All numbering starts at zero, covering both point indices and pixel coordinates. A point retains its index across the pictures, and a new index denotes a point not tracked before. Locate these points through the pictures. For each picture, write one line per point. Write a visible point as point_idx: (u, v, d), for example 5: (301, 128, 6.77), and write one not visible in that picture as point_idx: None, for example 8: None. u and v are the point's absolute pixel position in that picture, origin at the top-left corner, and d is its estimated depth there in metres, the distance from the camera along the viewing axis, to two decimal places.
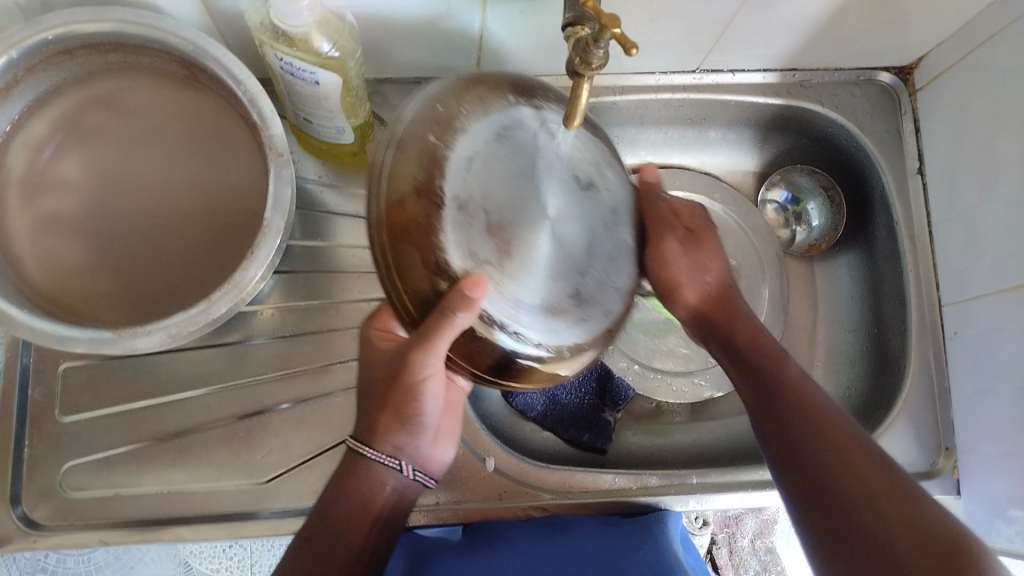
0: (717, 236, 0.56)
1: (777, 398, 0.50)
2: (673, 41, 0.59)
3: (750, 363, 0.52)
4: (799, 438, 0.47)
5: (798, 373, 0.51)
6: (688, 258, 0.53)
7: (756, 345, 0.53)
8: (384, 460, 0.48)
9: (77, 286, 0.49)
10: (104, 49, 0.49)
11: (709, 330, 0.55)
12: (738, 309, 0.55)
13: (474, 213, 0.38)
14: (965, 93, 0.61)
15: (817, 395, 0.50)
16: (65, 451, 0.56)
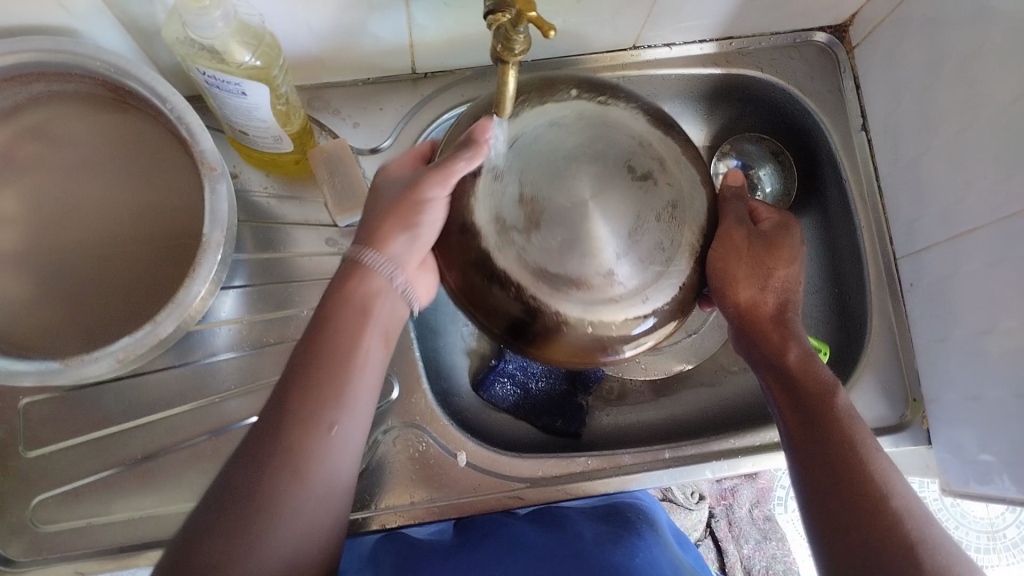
0: (789, 242, 0.56)
1: (813, 430, 0.47)
2: (604, 19, 0.59)
3: (790, 387, 0.50)
4: (830, 473, 0.45)
5: (843, 405, 0.48)
6: (749, 259, 0.51)
7: (807, 371, 0.50)
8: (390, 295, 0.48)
9: (22, 321, 0.49)
10: (26, 79, 0.49)
11: (755, 342, 0.53)
12: (793, 324, 0.53)
13: (505, 179, 0.44)
14: (899, 44, 0.61)
15: (861, 431, 0.47)
16: (33, 486, 0.56)
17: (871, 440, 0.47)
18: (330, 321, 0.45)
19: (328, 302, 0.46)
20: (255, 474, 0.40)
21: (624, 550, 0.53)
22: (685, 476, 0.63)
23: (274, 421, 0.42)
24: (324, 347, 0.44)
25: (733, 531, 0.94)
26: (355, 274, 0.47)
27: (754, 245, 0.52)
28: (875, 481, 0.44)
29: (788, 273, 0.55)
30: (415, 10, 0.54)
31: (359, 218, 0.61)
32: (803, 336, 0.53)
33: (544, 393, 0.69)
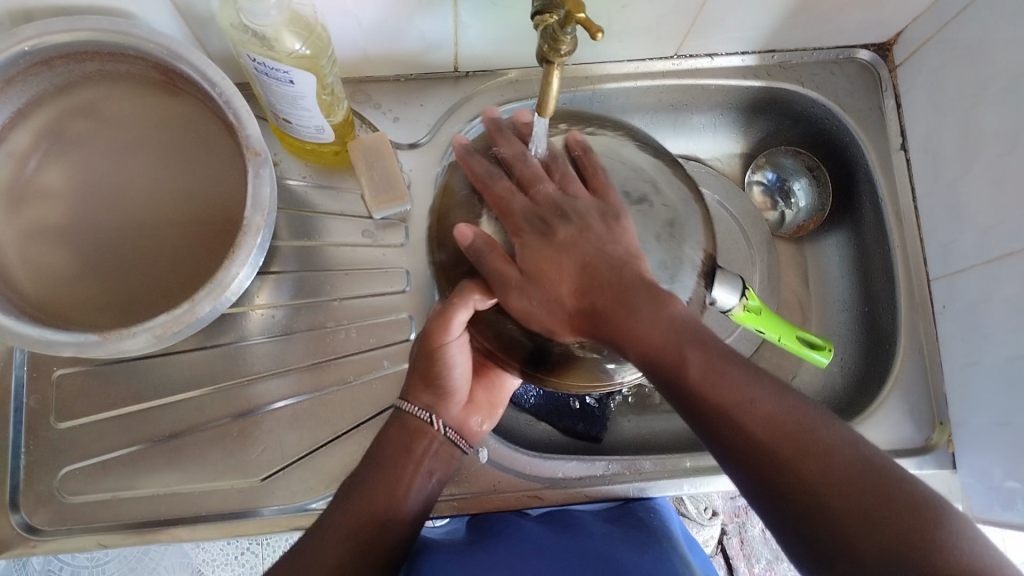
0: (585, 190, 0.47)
1: (681, 399, 0.41)
2: (647, 27, 0.60)
3: (642, 360, 0.41)
4: (709, 430, 0.40)
5: (700, 371, 0.40)
6: (530, 279, 0.43)
7: (654, 347, 0.41)
8: (418, 413, 0.53)
9: (64, 294, 0.50)
10: (80, 58, 0.50)
11: (609, 321, 0.42)
12: (636, 287, 0.42)
13: (505, 218, 0.46)
14: (942, 65, 0.61)
15: (725, 386, 0.40)
16: (62, 457, 0.57)
17: (743, 392, 0.40)
18: (381, 444, 0.53)
19: (377, 444, 0.53)
20: (345, 507, 0.49)
21: (632, 546, 0.56)
22: (705, 486, 0.62)
23: (347, 487, 0.51)
24: (385, 448, 0.52)
25: (745, 550, 0.93)
26: (401, 421, 0.53)
27: (547, 237, 0.44)
28: (780, 449, 0.38)
29: (561, 299, 0.43)
30: (462, 7, 0.54)
31: (395, 211, 0.62)
32: (646, 304, 0.41)
33: (567, 397, 0.69)
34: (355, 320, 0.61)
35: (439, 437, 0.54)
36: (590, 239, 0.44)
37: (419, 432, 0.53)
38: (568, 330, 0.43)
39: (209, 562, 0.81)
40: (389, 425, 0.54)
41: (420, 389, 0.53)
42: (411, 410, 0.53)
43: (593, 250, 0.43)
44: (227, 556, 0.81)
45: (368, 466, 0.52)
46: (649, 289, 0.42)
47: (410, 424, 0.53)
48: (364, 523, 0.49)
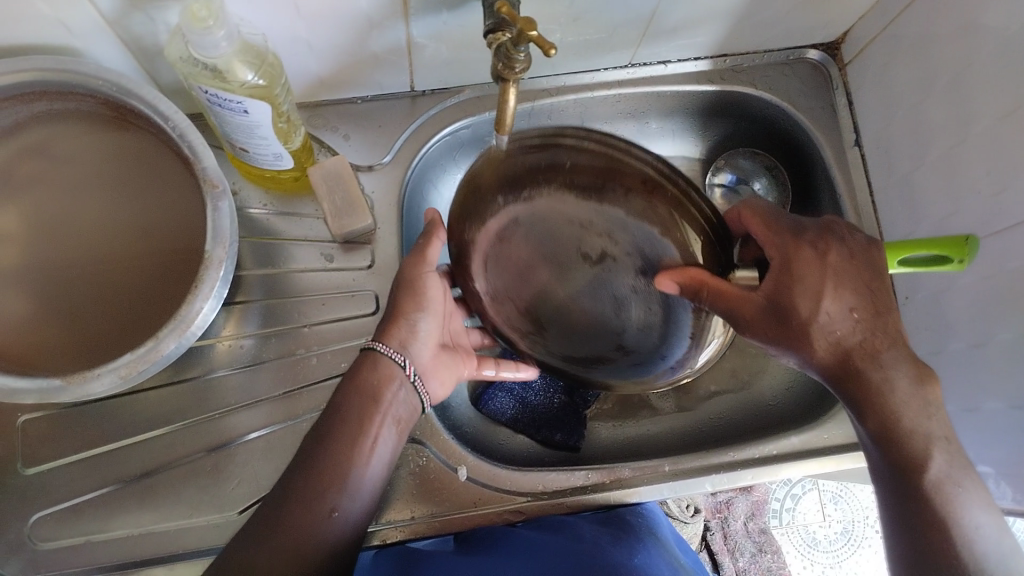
0: (812, 271, 0.48)
1: (899, 487, 0.47)
2: (601, 38, 0.60)
3: (887, 444, 0.47)
4: (910, 517, 0.46)
5: (938, 474, 0.46)
6: (781, 335, 0.48)
7: (892, 433, 0.47)
8: (391, 353, 0.53)
9: (25, 339, 0.49)
10: (28, 99, 0.49)
11: (850, 394, 0.48)
12: (859, 353, 0.48)
13: (504, 300, 0.55)
14: (890, 62, 0.62)
15: (960, 506, 0.45)
16: (31, 504, 0.56)
17: (963, 511, 0.45)
18: (349, 394, 0.51)
19: (345, 392, 0.51)
20: (312, 467, 0.49)
21: (623, 549, 0.55)
22: (686, 489, 0.63)
23: (315, 438, 0.50)
24: (351, 404, 0.51)
25: (729, 545, 0.94)
26: (374, 367, 0.52)
27: (788, 281, 0.48)
28: (963, 559, 0.44)
29: (836, 311, 0.48)
30: (414, 29, 0.54)
31: (357, 234, 0.62)
32: (892, 377, 0.47)
33: (543, 408, 0.70)
34: (325, 345, 0.61)
35: (406, 382, 0.53)
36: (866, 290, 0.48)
37: (387, 378, 0.52)
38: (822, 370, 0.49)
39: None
40: (358, 369, 0.52)
41: (389, 329, 0.53)
42: (384, 352, 0.53)
43: (846, 305, 0.48)
44: None
45: (335, 419, 0.50)
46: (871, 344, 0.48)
47: (381, 368, 0.52)
48: (329, 486, 0.48)
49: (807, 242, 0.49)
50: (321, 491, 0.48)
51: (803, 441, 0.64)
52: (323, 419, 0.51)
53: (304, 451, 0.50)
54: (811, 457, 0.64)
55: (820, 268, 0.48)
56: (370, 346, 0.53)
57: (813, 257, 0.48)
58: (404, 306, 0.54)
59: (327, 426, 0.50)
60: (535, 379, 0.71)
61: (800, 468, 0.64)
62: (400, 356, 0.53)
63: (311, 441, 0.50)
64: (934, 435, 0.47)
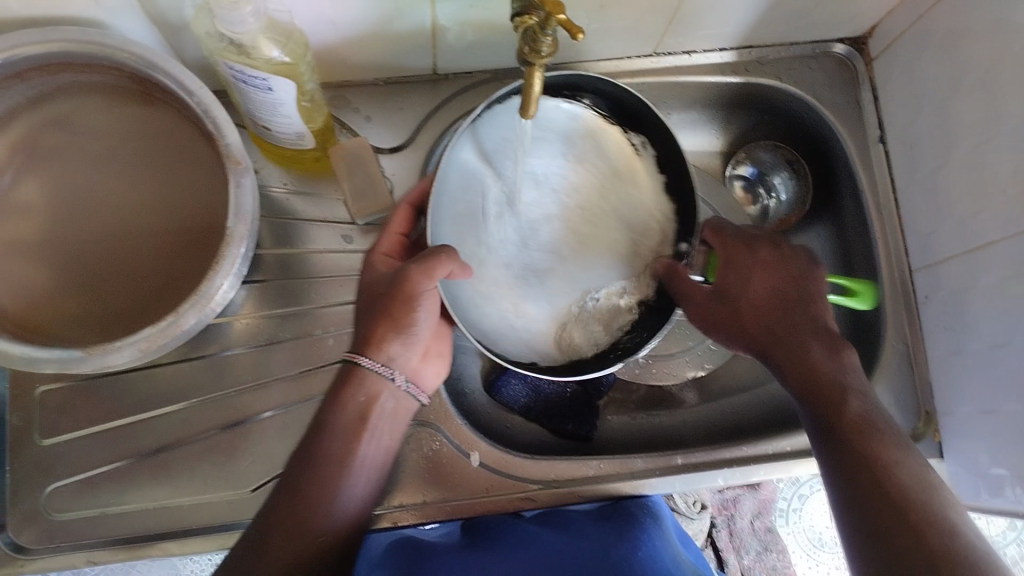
0: (744, 254, 0.58)
1: (830, 435, 0.50)
2: (626, 25, 0.60)
3: (809, 394, 0.52)
4: (840, 457, 0.49)
5: (858, 411, 0.50)
6: (729, 303, 0.57)
7: (815, 387, 0.52)
8: (379, 369, 0.53)
9: (46, 309, 0.49)
10: (55, 70, 0.49)
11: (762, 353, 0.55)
12: (784, 319, 0.55)
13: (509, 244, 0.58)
14: (918, 58, 0.61)
15: (885, 442, 0.49)
16: (47, 474, 0.56)
17: (884, 448, 0.48)
18: (334, 413, 0.52)
19: (330, 410, 0.53)
20: (298, 486, 0.50)
21: (627, 545, 0.55)
22: (696, 482, 0.63)
23: (298, 459, 0.52)
24: (336, 420, 0.52)
25: (734, 542, 0.95)
26: (359, 386, 0.53)
27: (737, 257, 0.58)
28: (898, 481, 0.47)
29: (762, 283, 0.57)
30: (440, 10, 0.54)
31: (377, 216, 0.61)
32: (819, 346, 0.53)
33: (558, 397, 0.69)
34: (342, 327, 0.61)
35: (390, 395, 0.55)
36: (785, 284, 0.56)
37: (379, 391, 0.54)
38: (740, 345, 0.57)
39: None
40: (341, 387, 0.53)
41: (378, 341, 0.53)
42: (370, 367, 0.53)
43: (775, 280, 0.57)
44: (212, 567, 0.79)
45: (317, 439, 0.52)
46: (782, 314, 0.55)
47: (364, 386, 0.53)
48: (319, 500, 0.50)
49: (748, 246, 0.58)
50: (312, 507, 0.50)
51: None
52: (309, 436, 0.52)
53: (293, 469, 0.51)
54: None
55: (742, 264, 0.58)
56: (355, 361, 0.53)
57: (736, 255, 0.58)
58: (391, 316, 0.53)
59: (314, 444, 0.52)
60: None
61: (812, 465, 0.63)
62: (389, 371, 0.54)
63: (297, 457, 0.52)
64: (851, 385, 0.52)
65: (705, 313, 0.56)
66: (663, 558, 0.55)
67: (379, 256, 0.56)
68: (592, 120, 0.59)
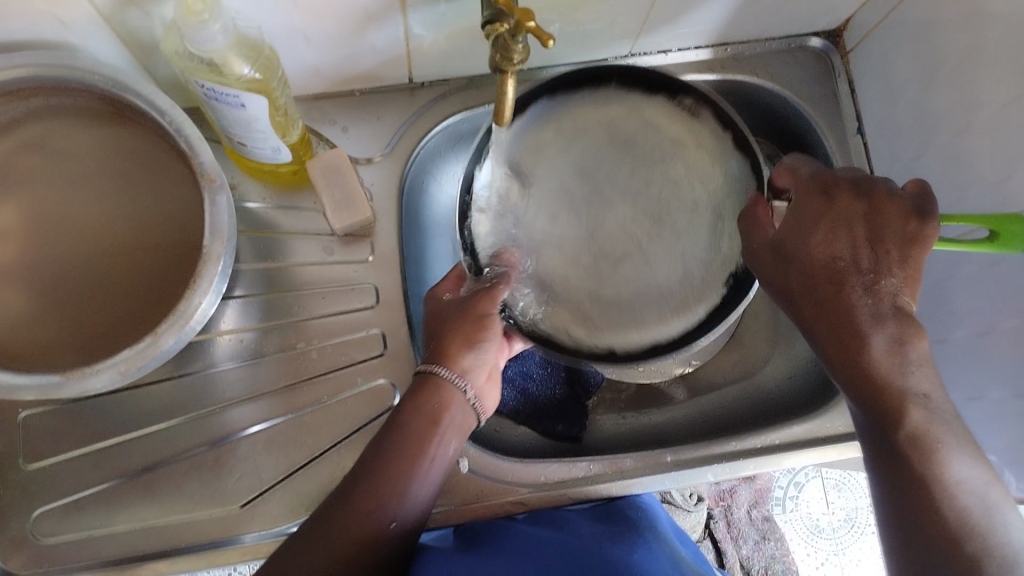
0: (828, 203, 0.50)
1: (884, 439, 0.45)
2: (599, 28, 0.60)
3: (861, 394, 0.46)
4: (891, 467, 0.45)
5: (919, 424, 0.44)
6: (784, 260, 0.49)
7: (866, 377, 0.46)
8: (453, 378, 0.54)
9: (25, 334, 0.49)
10: (26, 95, 0.49)
11: (811, 320, 0.48)
12: (851, 283, 0.47)
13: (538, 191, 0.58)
14: (893, 50, 0.62)
15: (943, 461, 0.44)
16: (34, 498, 0.56)
17: (944, 466, 0.44)
18: (411, 412, 0.52)
19: (406, 409, 0.52)
20: (367, 481, 0.49)
21: (623, 546, 0.55)
22: (686, 479, 0.63)
23: (366, 458, 0.51)
24: (410, 420, 0.52)
25: (732, 532, 0.95)
26: (435, 390, 0.53)
27: (811, 207, 0.50)
28: (945, 514, 0.43)
29: (840, 243, 0.48)
30: (412, 19, 0.54)
31: (356, 227, 0.61)
32: (886, 330, 0.46)
33: (544, 398, 0.69)
34: (327, 339, 0.61)
35: (462, 405, 0.55)
36: (862, 255, 0.48)
37: (452, 402, 0.54)
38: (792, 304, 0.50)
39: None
40: (417, 392, 0.54)
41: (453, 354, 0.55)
42: (446, 376, 0.54)
43: (854, 240, 0.48)
44: None
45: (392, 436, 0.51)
46: (843, 289, 0.47)
47: (440, 393, 0.54)
48: (384, 498, 0.49)
49: (826, 197, 0.50)
50: (372, 503, 0.48)
51: (806, 431, 0.64)
52: (383, 432, 0.52)
53: (358, 466, 0.50)
54: (812, 447, 0.64)
55: (816, 215, 0.50)
56: (432, 371, 0.54)
57: (811, 212, 0.50)
58: (464, 334, 0.56)
59: (387, 441, 0.51)
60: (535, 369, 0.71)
61: (801, 458, 0.64)
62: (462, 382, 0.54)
63: (363, 456, 0.51)
64: (912, 391, 0.45)
65: (761, 264, 0.51)
66: (659, 559, 0.55)
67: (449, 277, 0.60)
68: (627, 97, 0.58)
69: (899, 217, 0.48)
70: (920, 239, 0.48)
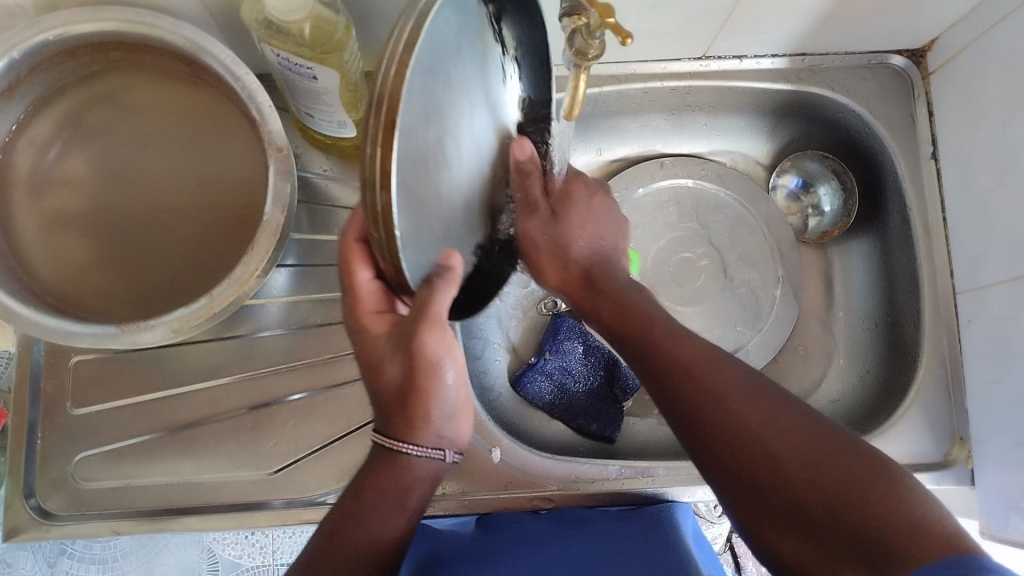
0: (595, 203, 0.61)
1: (668, 386, 0.47)
2: (675, 29, 0.58)
3: (630, 329, 0.52)
4: (684, 406, 0.46)
5: (667, 343, 0.49)
6: (552, 241, 0.57)
7: (625, 318, 0.53)
8: (425, 452, 0.44)
9: (85, 284, 0.50)
10: (104, 48, 0.50)
11: (580, 304, 0.59)
12: (597, 275, 0.58)
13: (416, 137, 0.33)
14: (979, 77, 0.59)
15: (687, 346, 0.48)
16: (77, 443, 0.57)
17: (700, 357, 0.47)
18: (376, 508, 0.44)
19: (371, 499, 0.44)
20: (328, 567, 0.43)
21: (639, 548, 0.56)
22: (718, 493, 0.62)
23: (325, 537, 0.44)
24: (368, 499, 0.44)
25: (752, 548, 0.94)
26: (394, 464, 0.44)
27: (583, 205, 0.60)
28: (749, 410, 0.43)
29: (591, 243, 0.59)
30: None
31: None
32: (626, 285, 0.57)
33: (581, 395, 0.69)
34: None
35: (428, 474, 0.46)
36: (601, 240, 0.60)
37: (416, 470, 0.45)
38: (557, 279, 0.59)
39: (221, 540, 0.70)
40: (380, 473, 0.44)
41: (416, 416, 0.43)
42: (414, 453, 0.44)
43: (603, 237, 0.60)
44: (238, 534, 0.70)
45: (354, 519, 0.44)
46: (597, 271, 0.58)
47: (412, 471, 0.44)
48: None
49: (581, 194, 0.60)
50: None
51: None
52: (332, 521, 0.45)
53: (307, 557, 0.44)
54: None
55: (582, 217, 0.59)
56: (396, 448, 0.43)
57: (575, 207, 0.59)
58: (421, 385, 0.43)
59: (342, 529, 0.44)
60: (577, 365, 0.70)
61: None
62: (440, 452, 0.45)
63: (317, 542, 0.44)
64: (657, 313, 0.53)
65: (539, 253, 0.57)
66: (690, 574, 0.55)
67: (369, 312, 0.43)
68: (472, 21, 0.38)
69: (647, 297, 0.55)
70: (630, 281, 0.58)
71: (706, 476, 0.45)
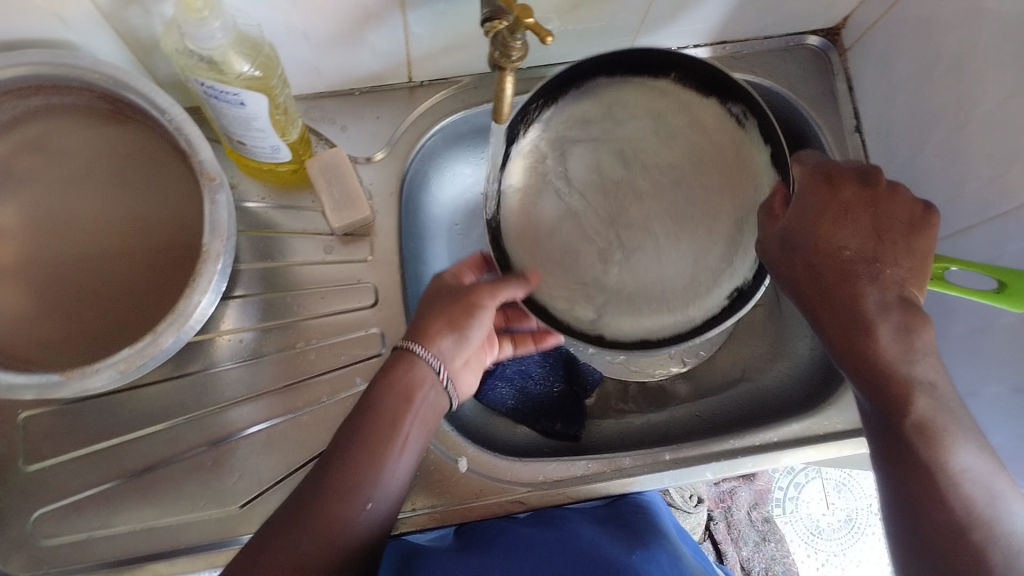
0: (877, 193, 0.49)
1: (892, 441, 0.45)
2: (597, 28, 0.60)
3: (871, 387, 0.46)
4: (899, 469, 0.45)
5: (924, 410, 0.44)
6: (848, 223, 0.48)
7: (868, 365, 0.46)
8: (427, 357, 0.51)
9: (24, 334, 0.48)
10: (25, 94, 0.49)
11: (814, 315, 0.49)
12: (859, 264, 0.47)
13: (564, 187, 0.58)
14: (891, 48, 0.62)
15: (946, 450, 0.43)
16: (34, 500, 0.56)
17: (950, 452, 0.43)
18: (382, 395, 0.49)
19: (380, 394, 0.50)
20: (343, 458, 0.47)
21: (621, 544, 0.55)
22: (685, 477, 0.63)
23: (343, 436, 0.49)
24: (379, 395, 0.50)
25: (732, 534, 0.95)
26: (406, 366, 0.51)
27: (851, 198, 0.49)
28: (953, 504, 0.42)
29: (863, 235, 0.48)
30: (411, 18, 0.54)
31: (354, 226, 0.61)
32: (894, 319, 0.46)
33: (542, 397, 0.69)
34: (327, 338, 0.61)
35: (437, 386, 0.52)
36: (870, 243, 0.48)
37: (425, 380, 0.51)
38: (793, 276, 0.49)
39: None
40: (391, 369, 0.51)
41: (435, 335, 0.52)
42: (420, 354, 0.51)
43: (874, 230, 0.48)
44: None
45: (348, 464, 0.47)
46: (850, 276, 0.47)
47: (418, 378, 0.51)
48: (348, 484, 0.46)
49: (832, 190, 0.49)
50: (336, 491, 0.46)
51: (804, 428, 0.64)
52: (349, 419, 0.50)
53: (324, 458, 0.48)
54: (811, 444, 0.63)
55: (819, 204, 0.49)
56: (407, 348, 0.51)
57: (812, 214, 0.49)
58: (454, 320, 0.52)
59: (352, 430, 0.49)
60: (535, 368, 0.71)
61: (799, 455, 0.63)
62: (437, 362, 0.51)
63: (332, 444, 0.49)
64: (920, 378, 0.45)
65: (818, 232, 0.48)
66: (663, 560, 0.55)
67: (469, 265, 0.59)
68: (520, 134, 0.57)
69: (903, 224, 0.48)
70: (920, 233, 0.48)
71: (892, 519, 0.45)
